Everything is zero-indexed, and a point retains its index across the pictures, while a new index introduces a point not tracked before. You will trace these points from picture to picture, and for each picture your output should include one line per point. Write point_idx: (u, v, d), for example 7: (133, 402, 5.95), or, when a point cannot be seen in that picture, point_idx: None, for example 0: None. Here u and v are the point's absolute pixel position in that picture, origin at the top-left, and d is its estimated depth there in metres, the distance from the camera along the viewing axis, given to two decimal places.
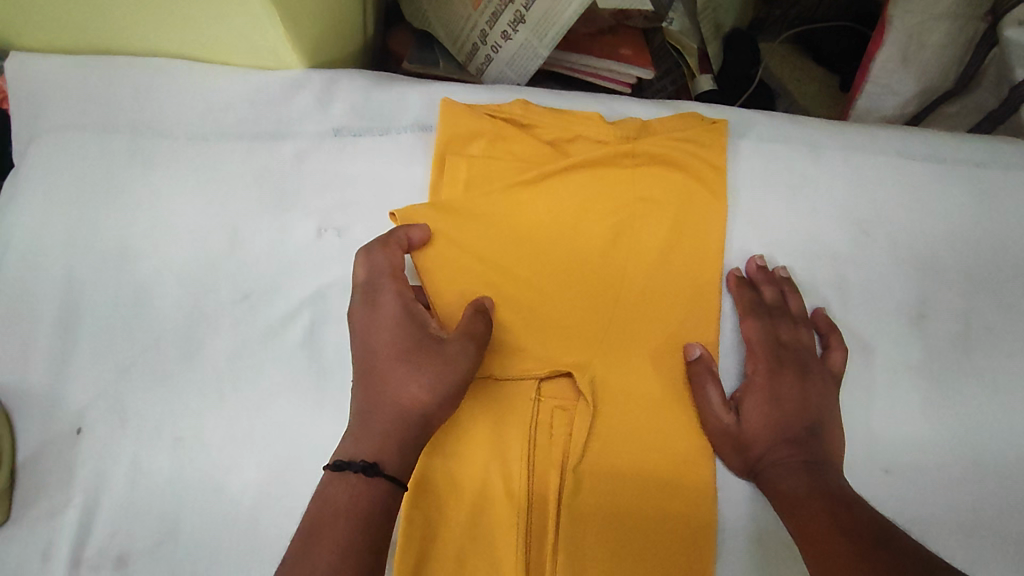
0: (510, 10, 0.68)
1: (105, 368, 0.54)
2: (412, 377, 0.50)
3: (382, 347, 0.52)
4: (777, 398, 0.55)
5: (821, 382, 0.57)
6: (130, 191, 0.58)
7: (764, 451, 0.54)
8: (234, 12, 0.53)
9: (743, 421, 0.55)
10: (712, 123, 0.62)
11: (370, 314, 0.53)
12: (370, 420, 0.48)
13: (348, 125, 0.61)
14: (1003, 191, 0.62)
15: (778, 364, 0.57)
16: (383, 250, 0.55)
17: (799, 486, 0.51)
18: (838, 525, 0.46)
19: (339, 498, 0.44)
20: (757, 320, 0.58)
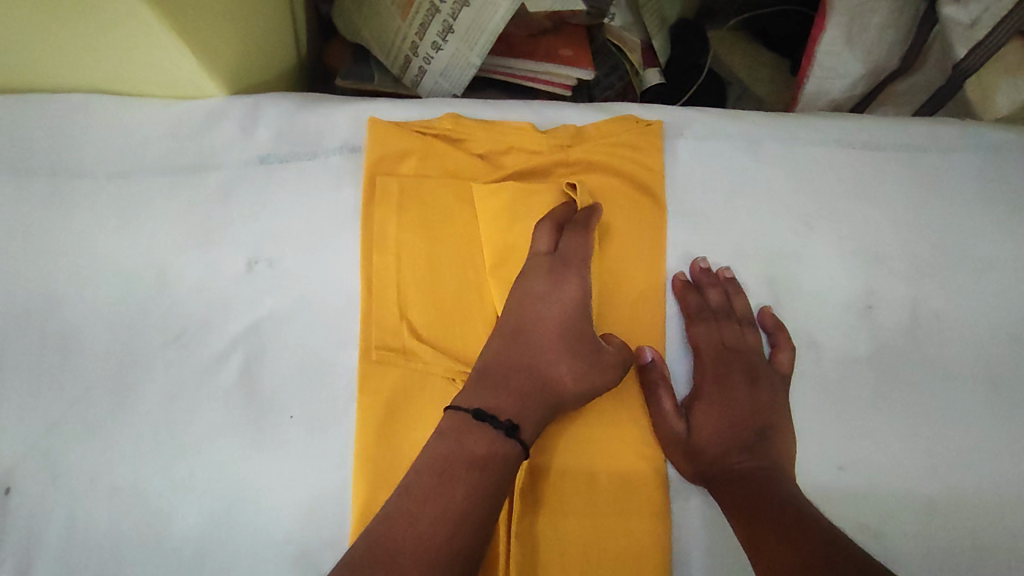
0: (438, 20, 0.66)
1: (35, 422, 0.54)
2: (568, 367, 0.53)
3: (544, 324, 0.55)
4: (726, 404, 0.56)
5: (768, 384, 0.56)
6: (47, 236, 0.56)
7: (715, 457, 0.54)
8: (142, 45, 0.52)
9: (694, 429, 0.55)
10: (647, 125, 0.61)
11: (546, 286, 0.55)
12: (512, 381, 0.53)
13: (273, 151, 0.59)
14: (944, 174, 0.62)
15: (725, 370, 0.57)
16: (571, 235, 0.56)
17: (750, 492, 0.50)
18: (781, 527, 0.46)
19: (472, 447, 0.49)
20: (702, 326, 0.58)
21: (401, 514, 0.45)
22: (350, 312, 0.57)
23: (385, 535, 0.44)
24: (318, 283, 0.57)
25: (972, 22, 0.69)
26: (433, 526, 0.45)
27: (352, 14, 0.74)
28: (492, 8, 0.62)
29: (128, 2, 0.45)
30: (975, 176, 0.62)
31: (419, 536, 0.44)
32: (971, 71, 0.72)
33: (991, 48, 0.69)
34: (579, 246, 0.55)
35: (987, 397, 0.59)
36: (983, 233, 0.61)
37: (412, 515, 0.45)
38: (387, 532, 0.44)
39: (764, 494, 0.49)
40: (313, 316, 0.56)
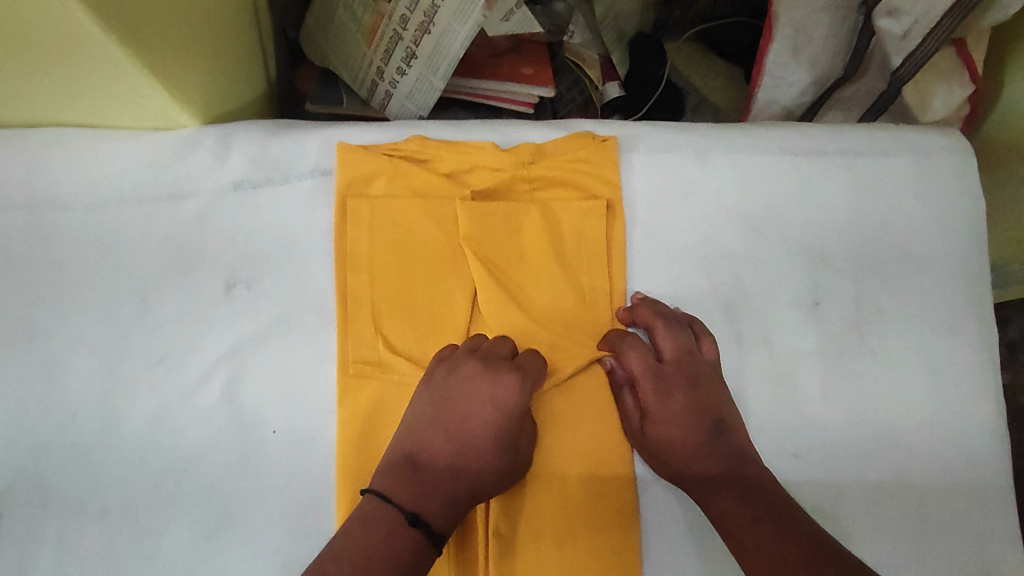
0: (401, 46, 0.69)
1: (23, 448, 0.56)
2: (492, 471, 0.54)
3: (479, 423, 0.56)
4: (671, 412, 0.58)
5: (711, 389, 0.59)
6: (28, 268, 0.58)
7: (685, 468, 0.57)
8: (113, 80, 0.54)
9: (665, 438, 0.58)
10: (603, 141, 0.64)
11: (495, 397, 0.55)
12: (444, 484, 0.54)
13: (247, 178, 0.61)
14: (883, 176, 0.66)
15: (665, 386, 0.59)
16: (528, 352, 0.58)
17: (738, 508, 0.54)
18: (780, 558, 0.50)
19: (400, 550, 0.50)
20: (636, 353, 0.59)
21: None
22: (327, 329, 0.59)
23: None
24: (295, 303, 0.59)
25: (905, 34, 0.73)
26: None
27: (319, 40, 0.76)
28: (452, 35, 0.66)
29: (100, 43, 0.48)
30: (910, 176, 0.66)
31: None
32: (908, 78, 0.76)
33: (924, 55, 0.73)
34: (530, 362, 0.57)
35: (927, 383, 0.63)
36: (919, 230, 0.65)
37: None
38: None
39: (748, 511, 0.53)
40: (292, 335, 0.59)
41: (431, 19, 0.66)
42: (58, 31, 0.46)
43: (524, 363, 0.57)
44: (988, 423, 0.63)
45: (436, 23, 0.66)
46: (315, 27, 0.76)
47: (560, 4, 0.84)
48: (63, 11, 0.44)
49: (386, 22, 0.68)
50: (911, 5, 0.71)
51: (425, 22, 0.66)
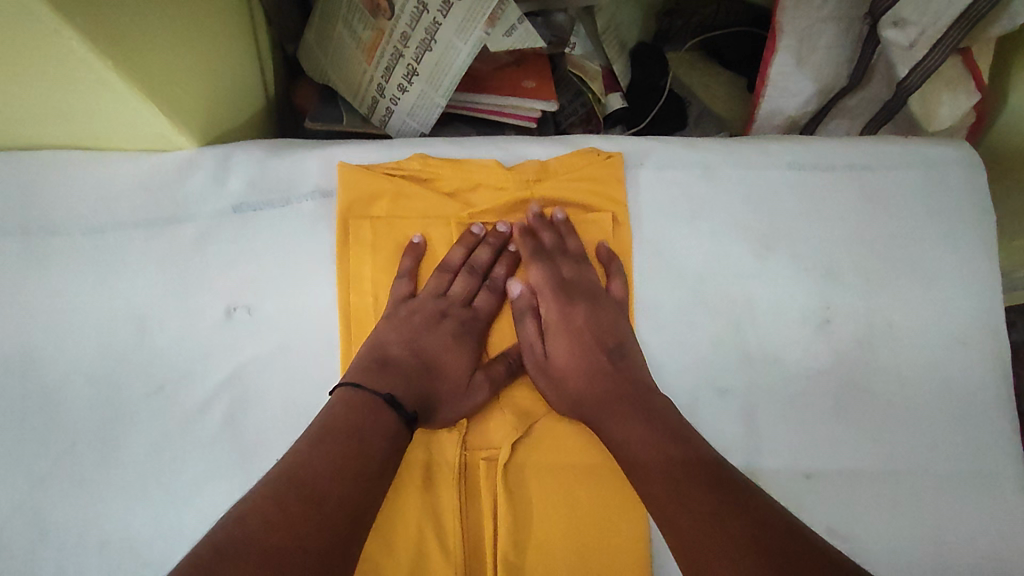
0: (402, 64, 0.68)
1: (20, 481, 0.54)
2: (467, 381, 0.57)
3: (447, 358, 0.58)
4: (573, 327, 0.59)
5: (609, 309, 0.59)
6: (24, 295, 0.57)
7: (579, 391, 0.56)
8: (109, 103, 0.53)
9: (553, 357, 0.58)
10: (609, 156, 0.63)
11: (465, 323, 0.60)
12: (416, 378, 0.56)
13: (246, 201, 0.60)
14: (891, 190, 0.65)
15: (566, 298, 0.60)
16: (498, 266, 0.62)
17: (643, 432, 0.51)
18: (680, 480, 0.47)
19: (376, 429, 0.50)
20: (538, 264, 0.60)
21: (289, 467, 0.46)
22: (330, 354, 0.58)
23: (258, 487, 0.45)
24: (296, 328, 0.58)
25: (911, 44, 0.72)
26: (294, 490, 0.44)
27: (317, 56, 0.75)
28: (453, 52, 0.65)
29: (95, 68, 0.47)
30: (920, 190, 0.65)
31: (270, 503, 0.43)
32: (912, 90, 0.75)
33: (930, 68, 0.73)
34: (505, 280, 0.62)
35: (939, 401, 0.62)
36: (929, 244, 0.64)
37: (293, 469, 0.46)
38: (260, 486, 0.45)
39: (647, 434, 0.51)
40: (293, 361, 0.57)
41: (432, 36, 0.65)
42: (50, 56, 0.45)
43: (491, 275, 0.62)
44: (1003, 442, 0.62)
45: (438, 40, 0.65)
46: (313, 42, 0.75)
47: (563, 15, 0.83)
48: (56, 37, 0.43)
49: (386, 40, 0.67)
50: (917, 16, 0.70)
51: (427, 39, 0.65)
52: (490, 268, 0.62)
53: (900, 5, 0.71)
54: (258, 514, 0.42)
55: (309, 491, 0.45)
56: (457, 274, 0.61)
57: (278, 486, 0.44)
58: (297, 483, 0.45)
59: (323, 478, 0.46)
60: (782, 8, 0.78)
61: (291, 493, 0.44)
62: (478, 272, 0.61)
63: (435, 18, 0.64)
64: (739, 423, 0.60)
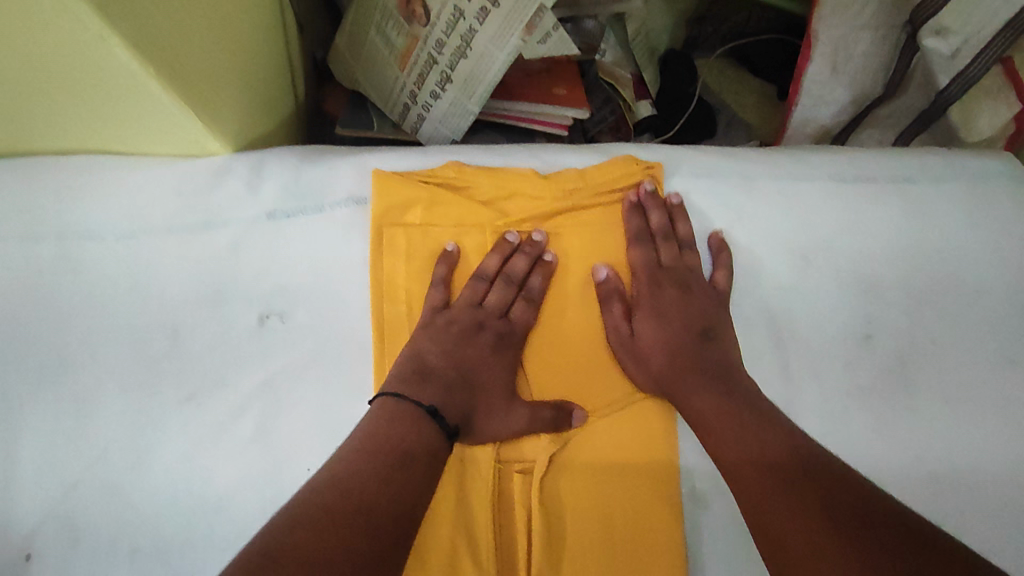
0: (436, 70, 0.67)
1: (52, 488, 0.54)
2: (501, 397, 0.56)
3: (489, 366, 0.58)
4: (663, 314, 0.59)
5: (702, 298, 0.59)
6: (59, 301, 0.57)
7: (661, 365, 0.57)
8: (147, 108, 0.52)
9: (638, 333, 0.59)
10: (646, 166, 0.62)
11: (499, 339, 0.58)
12: (452, 387, 0.56)
13: (280, 207, 0.60)
14: (934, 202, 0.64)
15: (656, 284, 0.60)
16: (540, 272, 0.60)
17: (727, 415, 0.53)
18: (767, 482, 0.48)
19: (414, 444, 0.50)
20: (639, 247, 0.60)
21: (333, 478, 0.45)
22: (361, 364, 0.57)
23: (305, 499, 0.43)
24: (328, 335, 0.57)
25: (953, 53, 0.70)
26: (343, 502, 0.44)
27: (348, 62, 0.75)
28: (489, 59, 0.64)
29: (137, 75, 0.47)
30: (962, 204, 0.64)
31: (319, 515, 0.42)
32: (951, 100, 0.75)
33: (971, 78, 0.71)
34: (542, 289, 0.60)
35: (986, 421, 0.60)
36: (974, 259, 0.63)
37: (340, 480, 0.45)
38: (307, 499, 0.43)
39: (730, 410, 0.53)
40: (326, 369, 0.57)
41: (468, 43, 0.64)
42: (93, 62, 0.45)
43: (530, 283, 0.60)
44: None
45: (473, 47, 0.64)
46: (344, 49, 0.75)
47: (592, 21, 0.82)
48: (100, 44, 0.43)
49: (421, 46, 0.66)
50: (960, 25, 0.68)
51: (462, 46, 0.64)
52: (527, 277, 0.60)
53: (942, 15, 0.69)
54: (306, 524, 0.41)
55: (355, 505, 0.44)
56: (493, 283, 0.60)
57: (324, 497, 0.44)
58: (343, 496, 0.44)
59: (366, 489, 0.45)
60: (818, 16, 0.76)
61: (338, 504, 0.44)
62: (514, 281, 0.59)
63: (472, 26, 0.63)
64: None
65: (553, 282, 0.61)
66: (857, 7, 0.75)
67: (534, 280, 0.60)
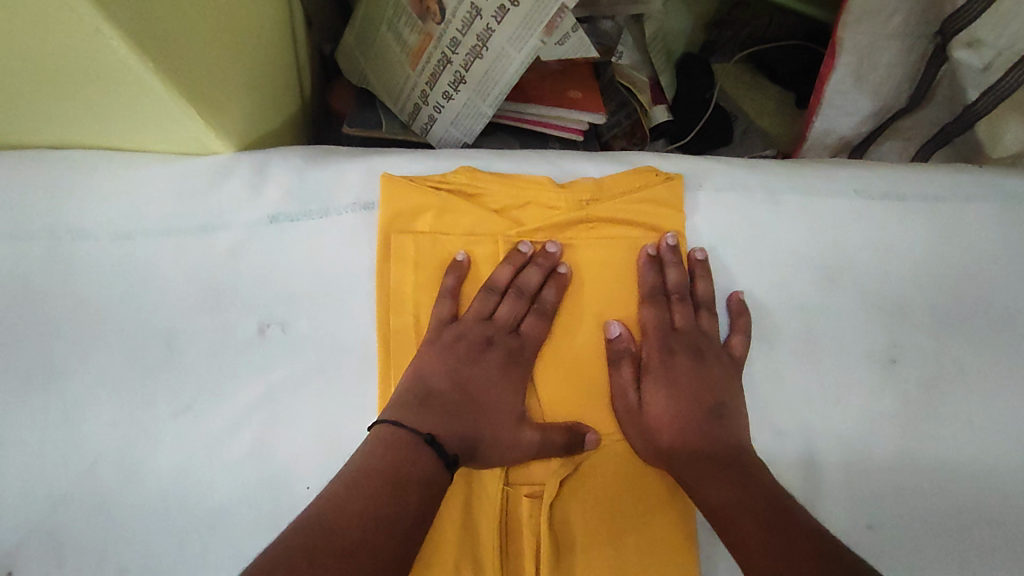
0: (450, 70, 0.65)
1: (38, 501, 0.51)
2: (508, 421, 0.53)
3: (499, 384, 0.55)
4: (674, 383, 0.56)
5: (717, 367, 0.57)
6: (50, 303, 0.54)
7: (671, 440, 0.53)
8: (144, 103, 0.50)
9: (646, 403, 0.55)
10: (668, 177, 0.59)
11: (505, 360, 0.56)
12: (456, 407, 0.53)
13: (284, 211, 0.57)
14: (963, 222, 0.61)
15: (668, 349, 0.57)
16: (553, 284, 0.57)
17: (736, 501, 0.48)
18: (770, 538, 0.44)
19: (410, 474, 0.47)
20: (653, 306, 0.58)
21: (320, 513, 0.43)
22: (366, 378, 0.55)
23: (285, 540, 0.41)
24: (332, 347, 0.55)
25: (985, 67, 0.68)
26: (330, 540, 0.41)
27: (358, 60, 0.73)
28: (506, 60, 0.61)
29: (134, 69, 0.44)
30: (994, 225, 0.61)
31: (300, 556, 0.39)
32: (981, 114, 0.73)
33: (1002, 94, 0.69)
34: (556, 303, 0.57)
35: (1013, 451, 0.58)
36: (1003, 281, 0.60)
37: (328, 516, 0.42)
38: (288, 539, 0.41)
39: (738, 494, 0.48)
40: (329, 383, 0.54)
41: (485, 43, 0.61)
42: (86, 56, 0.42)
43: (545, 300, 0.57)
44: None
45: (490, 47, 0.61)
46: (355, 46, 0.73)
47: (610, 22, 0.79)
48: (94, 37, 0.40)
49: (435, 44, 0.64)
50: (993, 38, 0.66)
51: (478, 45, 0.61)
52: (541, 289, 0.57)
53: (975, 27, 0.67)
54: (287, 565, 0.38)
55: (342, 544, 0.41)
56: (504, 295, 0.58)
57: (309, 534, 0.41)
58: (328, 533, 0.41)
59: (355, 527, 0.42)
60: (842, 23, 0.73)
61: (322, 544, 0.40)
62: (526, 294, 0.57)
63: (489, 25, 0.60)
64: (798, 467, 0.56)
65: (567, 297, 0.58)
66: (885, 16, 0.72)
67: (550, 292, 0.57)
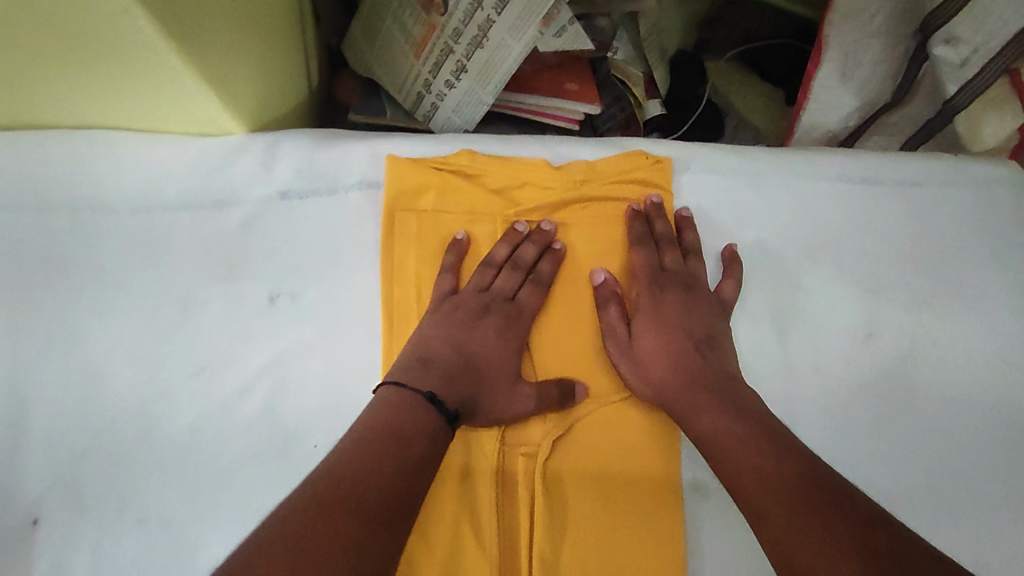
0: (451, 59, 0.68)
1: (59, 457, 0.54)
2: (505, 385, 0.56)
3: (501, 350, 0.58)
4: (663, 319, 0.59)
5: (705, 307, 0.59)
6: (71, 272, 0.57)
7: (662, 373, 0.56)
8: (165, 84, 0.53)
9: (637, 339, 0.58)
10: (657, 161, 0.63)
11: (502, 326, 0.59)
12: (456, 371, 0.56)
13: (294, 188, 0.60)
14: (937, 207, 0.65)
15: (658, 289, 0.60)
16: (549, 258, 0.61)
17: (731, 434, 0.52)
18: (782, 489, 0.47)
19: (412, 427, 0.50)
20: (643, 249, 0.61)
21: (328, 464, 0.46)
22: (370, 345, 0.58)
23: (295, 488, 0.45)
24: (338, 316, 0.58)
25: (963, 61, 0.71)
26: (336, 488, 0.45)
27: (363, 51, 0.76)
28: (505, 50, 0.65)
29: (159, 49, 0.47)
30: (965, 209, 0.65)
31: (308, 504, 0.43)
32: (959, 109, 0.76)
33: (981, 87, 0.72)
34: (551, 275, 0.61)
35: (982, 421, 0.61)
36: (973, 262, 0.64)
37: (334, 465, 0.46)
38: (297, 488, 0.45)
39: (732, 426, 0.52)
40: (336, 349, 0.57)
41: (485, 34, 0.65)
42: (115, 37, 0.46)
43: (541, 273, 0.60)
44: None
45: (490, 37, 0.65)
46: (360, 38, 0.76)
47: (605, 19, 0.83)
48: (125, 17, 0.43)
49: (437, 36, 0.67)
50: (971, 34, 0.69)
51: (479, 36, 0.65)
52: (536, 262, 0.60)
53: (953, 23, 0.70)
54: (295, 513, 0.42)
55: (347, 493, 0.45)
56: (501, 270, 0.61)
57: (316, 485, 0.45)
58: (333, 482, 0.45)
59: (359, 476, 0.46)
60: (829, 21, 0.78)
61: (328, 492, 0.44)
62: (522, 267, 0.60)
63: (490, 16, 0.63)
64: None
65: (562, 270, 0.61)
66: (867, 15, 0.76)
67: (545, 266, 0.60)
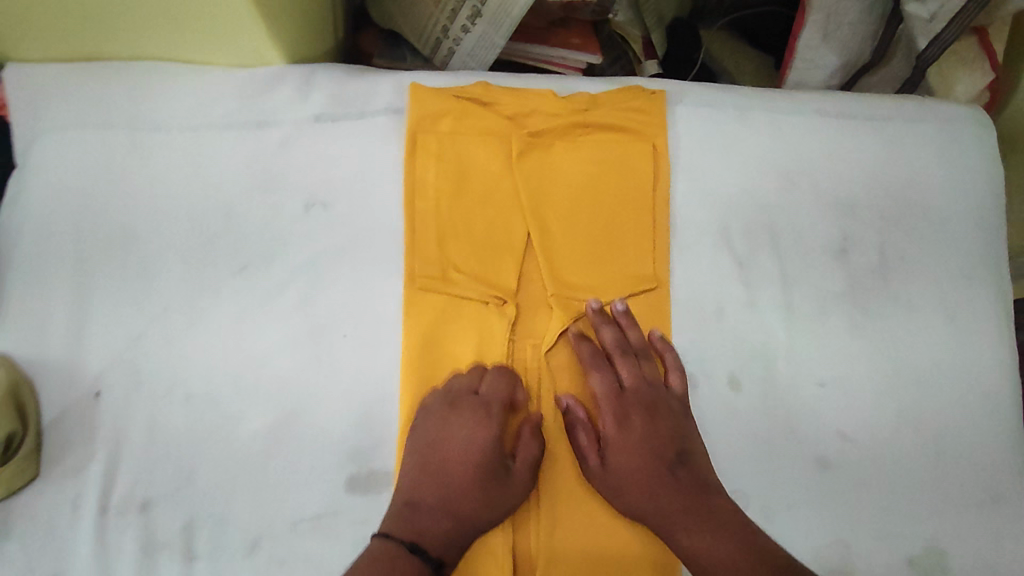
0: (468, 6, 0.75)
1: (118, 340, 0.61)
2: (475, 497, 0.58)
3: (467, 461, 0.59)
4: (628, 441, 0.61)
5: (667, 419, 0.61)
6: (129, 180, 0.64)
7: (642, 500, 0.59)
8: (224, 16, 0.60)
9: (609, 467, 0.60)
10: (652, 94, 0.70)
11: (469, 424, 0.59)
12: (430, 488, 0.57)
13: (327, 111, 0.67)
14: (907, 140, 0.71)
15: (623, 413, 0.62)
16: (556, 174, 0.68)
17: (714, 545, 0.56)
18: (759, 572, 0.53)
19: (402, 566, 0.53)
20: (599, 375, 0.62)
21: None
22: (395, 249, 0.64)
23: None
24: (366, 223, 0.65)
25: (932, 16, 0.77)
26: None
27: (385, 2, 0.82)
28: None
29: None
30: (933, 143, 0.71)
31: None
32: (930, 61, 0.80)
33: (947, 41, 0.77)
34: None
35: (944, 328, 0.68)
36: (938, 188, 0.70)
37: None
38: None
39: (717, 546, 0.55)
40: (363, 252, 0.64)
41: None
42: None
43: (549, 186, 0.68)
44: (998, 370, 0.68)
45: None
46: None
47: None
48: None
49: None
50: None
51: None
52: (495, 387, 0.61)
53: None
54: None
55: None
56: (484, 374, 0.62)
57: None
58: None
59: None
60: None
61: None
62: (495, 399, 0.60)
63: None
64: (760, 336, 0.66)
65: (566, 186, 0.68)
66: None
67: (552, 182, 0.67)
